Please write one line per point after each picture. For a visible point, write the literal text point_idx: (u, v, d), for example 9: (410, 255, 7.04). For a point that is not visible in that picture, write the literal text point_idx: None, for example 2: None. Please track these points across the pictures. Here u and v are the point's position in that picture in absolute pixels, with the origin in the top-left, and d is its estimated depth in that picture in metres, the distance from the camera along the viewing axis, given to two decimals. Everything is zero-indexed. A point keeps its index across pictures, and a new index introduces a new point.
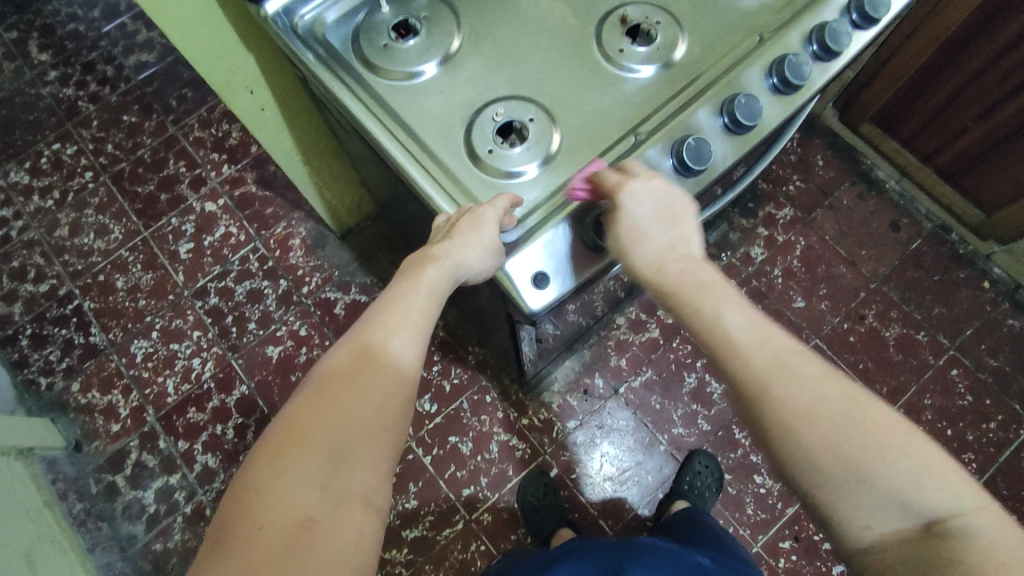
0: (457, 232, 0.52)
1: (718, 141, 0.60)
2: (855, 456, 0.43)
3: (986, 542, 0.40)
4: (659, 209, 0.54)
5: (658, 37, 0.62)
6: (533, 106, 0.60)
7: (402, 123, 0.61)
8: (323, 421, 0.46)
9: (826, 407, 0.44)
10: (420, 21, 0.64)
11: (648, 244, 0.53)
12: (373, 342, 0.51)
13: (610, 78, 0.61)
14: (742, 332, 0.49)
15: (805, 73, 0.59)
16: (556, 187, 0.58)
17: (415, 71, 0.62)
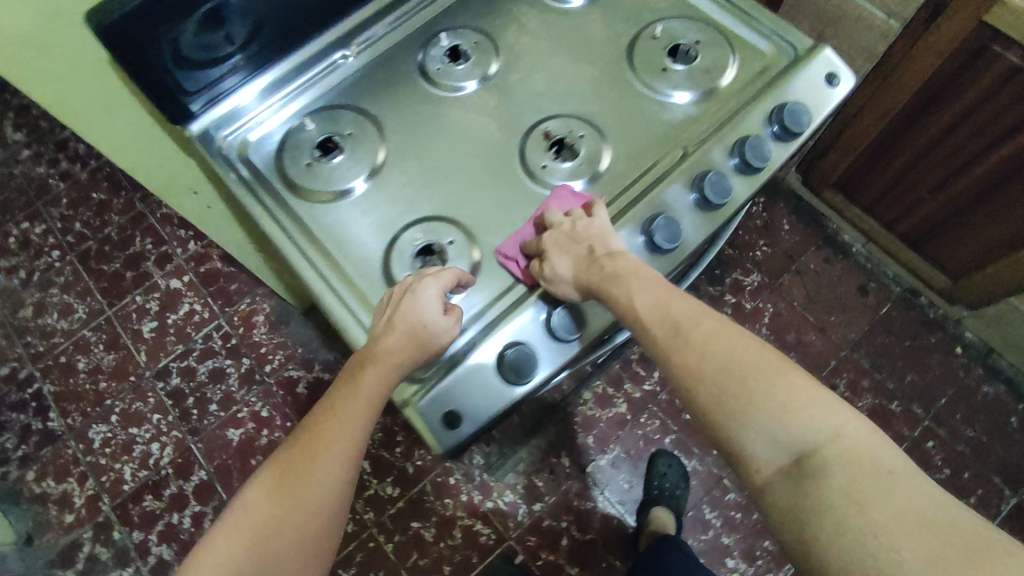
0: (397, 332, 0.52)
1: (643, 262, 0.59)
2: (742, 408, 0.45)
3: (849, 467, 0.42)
4: (576, 233, 0.56)
5: (582, 151, 0.62)
6: (454, 226, 0.59)
7: (322, 247, 0.60)
8: (260, 520, 0.48)
9: (712, 366, 0.47)
10: (345, 138, 0.64)
11: (567, 263, 0.55)
12: (309, 447, 0.50)
13: (533, 196, 0.61)
14: (644, 302, 0.51)
15: (727, 189, 0.59)
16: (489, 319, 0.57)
17: (337, 192, 0.62)
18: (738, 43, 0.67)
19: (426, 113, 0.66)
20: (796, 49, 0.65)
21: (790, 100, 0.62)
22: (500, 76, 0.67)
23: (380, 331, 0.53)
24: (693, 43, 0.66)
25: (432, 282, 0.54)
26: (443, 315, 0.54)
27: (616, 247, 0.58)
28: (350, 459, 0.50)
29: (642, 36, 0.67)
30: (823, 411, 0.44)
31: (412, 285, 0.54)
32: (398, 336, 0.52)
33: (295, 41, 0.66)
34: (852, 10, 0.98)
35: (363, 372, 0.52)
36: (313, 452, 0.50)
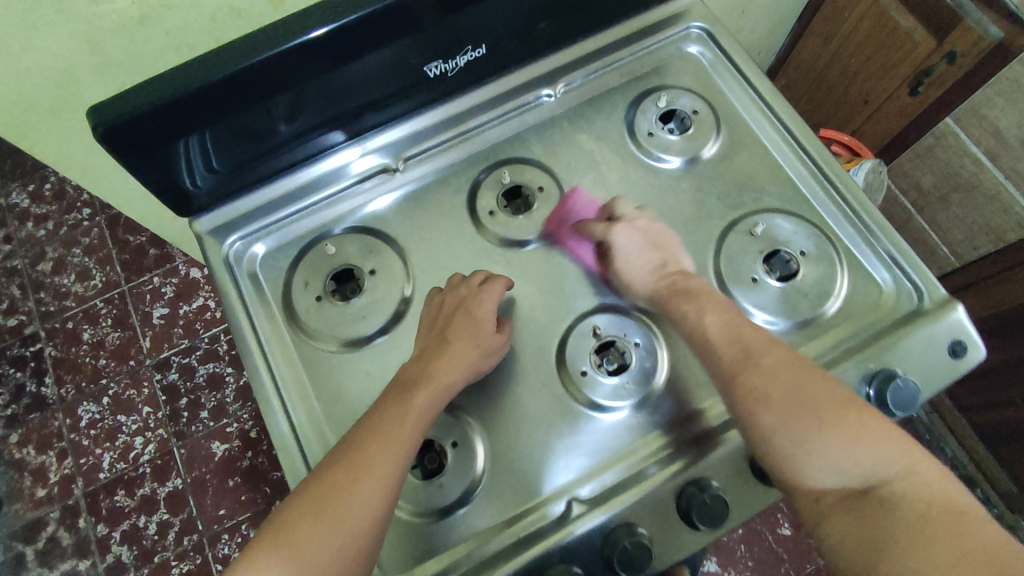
0: (456, 346, 0.50)
1: (666, 534, 0.48)
2: (813, 440, 0.41)
3: (916, 503, 0.39)
4: (650, 233, 0.54)
5: (634, 364, 0.52)
6: (461, 422, 0.51)
7: (309, 404, 0.52)
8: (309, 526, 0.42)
9: (784, 388, 0.43)
10: (366, 273, 0.55)
11: (644, 264, 0.53)
12: (349, 457, 0.45)
13: (561, 410, 0.51)
14: (713, 319, 0.48)
15: None
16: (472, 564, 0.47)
17: (345, 339, 0.54)
18: (850, 266, 0.55)
19: (466, 262, 0.57)
20: (917, 299, 0.53)
21: (899, 369, 0.50)
22: (560, 235, 0.57)
23: (433, 347, 0.51)
24: (798, 254, 0.54)
25: (496, 283, 0.53)
26: (497, 331, 0.52)
27: (639, 509, 0.48)
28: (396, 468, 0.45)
29: (737, 229, 0.55)
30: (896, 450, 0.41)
31: (470, 295, 0.52)
32: (459, 330, 0.51)
33: (331, 139, 0.56)
34: (989, 184, 0.85)
35: (415, 393, 0.48)
36: (350, 474, 0.44)
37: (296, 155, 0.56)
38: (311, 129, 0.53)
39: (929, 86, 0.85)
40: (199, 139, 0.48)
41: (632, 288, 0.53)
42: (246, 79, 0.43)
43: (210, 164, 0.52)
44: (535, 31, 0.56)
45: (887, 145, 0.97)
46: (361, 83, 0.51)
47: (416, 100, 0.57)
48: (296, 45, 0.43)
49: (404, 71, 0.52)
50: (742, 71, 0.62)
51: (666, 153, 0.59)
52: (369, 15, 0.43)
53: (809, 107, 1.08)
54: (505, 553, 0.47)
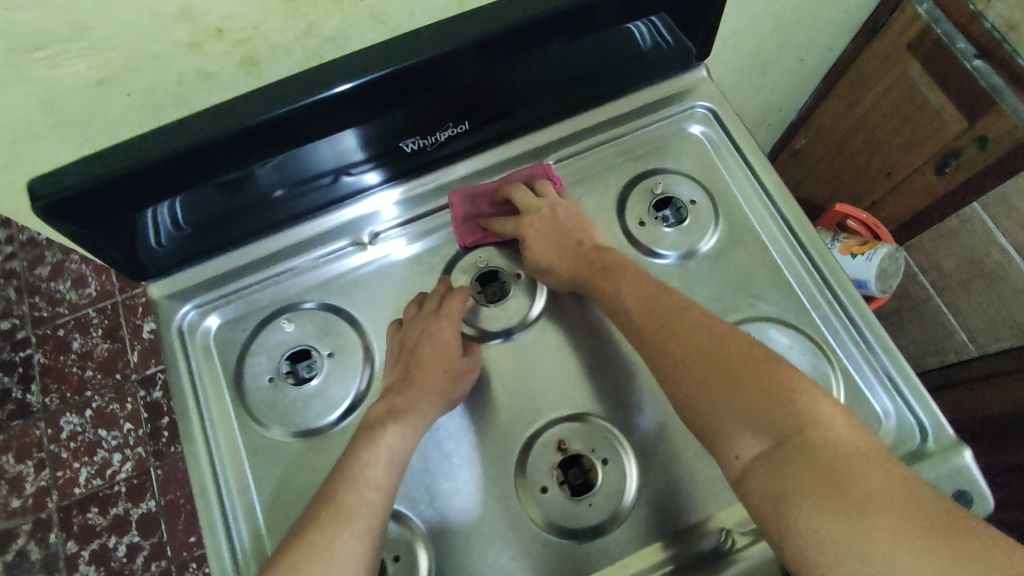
0: (420, 377, 0.48)
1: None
2: (725, 401, 0.40)
3: (827, 449, 0.36)
4: (558, 218, 0.53)
5: (598, 484, 0.47)
6: (405, 534, 0.47)
7: (247, 498, 0.49)
8: None
9: (701, 349, 0.43)
10: (322, 356, 0.52)
11: (554, 242, 0.52)
12: (304, 548, 0.41)
13: (517, 533, 0.47)
14: (632, 292, 0.48)
15: None
16: None
17: (294, 427, 0.50)
18: (851, 392, 0.50)
19: None
20: (922, 440, 0.48)
21: None
22: (535, 329, 0.53)
23: (401, 382, 0.49)
24: None
25: (455, 304, 0.51)
26: (463, 354, 0.50)
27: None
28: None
29: None
30: (814, 404, 0.38)
31: (433, 319, 0.50)
32: (422, 355, 0.49)
33: (304, 206, 0.53)
34: (1015, 277, 0.79)
35: (384, 431, 0.46)
36: (329, 529, 0.42)
37: (265, 221, 0.53)
38: (283, 195, 0.51)
39: (957, 169, 0.79)
40: (167, 207, 0.46)
41: (546, 272, 0.52)
42: (219, 150, 0.42)
43: (173, 226, 0.49)
44: (526, 106, 0.53)
45: (908, 221, 0.91)
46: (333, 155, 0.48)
47: (383, 175, 0.54)
48: (261, 119, 0.41)
49: (385, 142, 0.49)
50: (749, 158, 0.57)
51: (658, 246, 0.54)
52: (352, 89, 0.42)
53: (828, 170, 1.03)
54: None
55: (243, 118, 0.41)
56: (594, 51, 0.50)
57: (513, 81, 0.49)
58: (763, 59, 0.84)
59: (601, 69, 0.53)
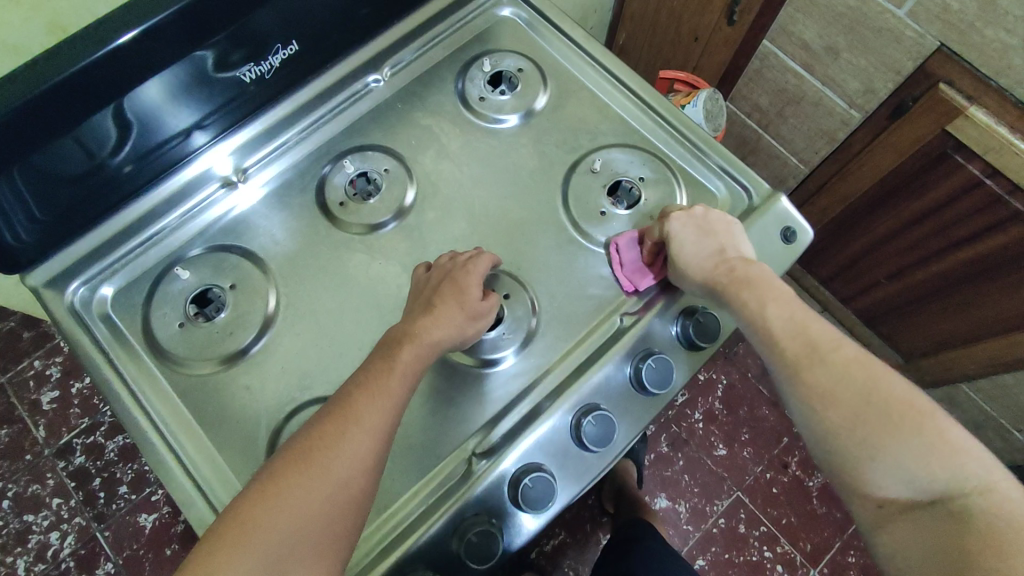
0: (440, 309, 0.50)
1: (570, 464, 0.50)
2: (868, 436, 0.44)
3: (1003, 522, 0.40)
4: (706, 222, 0.54)
5: (505, 316, 0.54)
6: None
7: (191, 431, 0.51)
8: (318, 449, 0.44)
9: (857, 387, 0.46)
10: (225, 290, 0.55)
11: (697, 252, 0.52)
12: (328, 426, 0.45)
13: (450, 376, 0.52)
14: (776, 319, 0.49)
15: (668, 378, 0.52)
16: (381, 545, 0.47)
17: (219, 357, 0.53)
18: (688, 183, 0.59)
19: (328, 257, 0.57)
20: (751, 199, 0.58)
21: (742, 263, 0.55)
22: (414, 213, 0.58)
23: (419, 310, 0.51)
24: (636, 180, 0.58)
25: (482, 259, 0.53)
26: (483, 299, 0.51)
27: (542, 448, 0.50)
28: (373, 450, 0.45)
29: (579, 170, 0.58)
30: (974, 469, 0.43)
31: (457, 270, 0.52)
32: (444, 303, 0.50)
33: (167, 161, 0.54)
34: (811, 94, 0.93)
35: (400, 348, 0.48)
36: (339, 423, 0.45)
37: (131, 185, 0.53)
38: (125, 174, 0.52)
39: (741, 14, 0.92)
40: (17, 186, 0.43)
41: (686, 275, 0.53)
42: (84, 84, 0.40)
43: (32, 218, 0.48)
44: (354, 18, 0.57)
45: (723, 75, 1.05)
46: (155, 116, 0.48)
47: (211, 131, 0.55)
48: (113, 48, 0.39)
49: (197, 86, 0.49)
50: (558, 21, 0.65)
51: (502, 113, 0.61)
52: (164, 20, 0.41)
53: (650, 54, 1.14)
54: (420, 524, 0.47)
55: (68, 64, 0.38)
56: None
57: None
58: None
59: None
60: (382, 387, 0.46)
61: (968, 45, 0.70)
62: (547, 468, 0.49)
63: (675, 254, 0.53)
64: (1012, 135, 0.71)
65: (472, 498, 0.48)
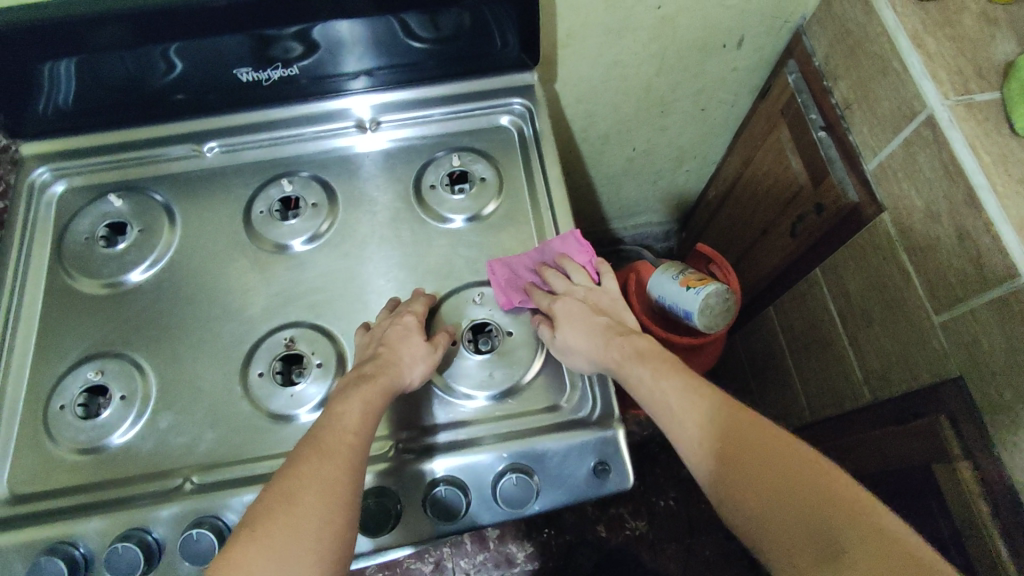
0: (391, 350, 0.52)
1: None
2: (808, 565, 0.39)
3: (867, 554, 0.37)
4: (586, 305, 0.57)
5: (301, 383, 0.55)
6: (135, 379, 0.55)
7: (27, 322, 0.58)
8: (297, 487, 0.43)
9: (770, 488, 0.42)
10: (134, 229, 0.62)
11: (583, 332, 0.54)
12: (302, 465, 0.44)
13: (228, 402, 0.55)
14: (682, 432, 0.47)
15: (377, 528, 0.49)
16: (69, 502, 0.51)
17: (92, 277, 0.60)
18: (550, 358, 0.56)
19: (224, 247, 0.62)
20: (590, 416, 0.53)
21: (523, 464, 0.51)
22: (312, 251, 0.62)
23: (368, 357, 0.52)
24: (504, 332, 0.57)
25: (416, 301, 0.56)
26: (429, 344, 0.54)
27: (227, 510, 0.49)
28: (348, 486, 0.44)
29: (461, 294, 0.58)
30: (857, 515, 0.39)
31: (412, 323, 0.54)
32: (390, 348, 0.52)
33: (196, 108, 0.65)
34: (837, 346, 0.82)
35: (364, 389, 0.49)
36: (313, 457, 0.45)
37: (165, 109, 0.64)
38: (176, 100, 0.63)
39: (803, 230, 0.84)
40: (65, 69, 0.55)
41: (574, 356, 0.54)
42: (141, 19, 0.51)
43: (58, 100, 0.59)
44: (399, 63, 0.64)
45: (774, 279, 0.96)
46: (337, 48, 0.60)
47: (369, 82, 0.66)
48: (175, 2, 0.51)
49: (246, 61, 0.59)
50: (544, 152, 0.65)
51: (449, 212, 0.63)
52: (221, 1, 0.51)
53: (725, 222, 1.08)
54: (151, 502, 0.50)
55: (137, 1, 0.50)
56: (463, 30, 0.60)
57: (389, 28, 0.58)
58: (657, 98, 0.90)
59: (446, 50, 0.63)
60: (335, 419, 0.47)
61: (982, 390, 0.59)
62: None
63: (564, 338, 0.54)
64: (994, 533, 0.58)
65: (199, 508, 0.49)
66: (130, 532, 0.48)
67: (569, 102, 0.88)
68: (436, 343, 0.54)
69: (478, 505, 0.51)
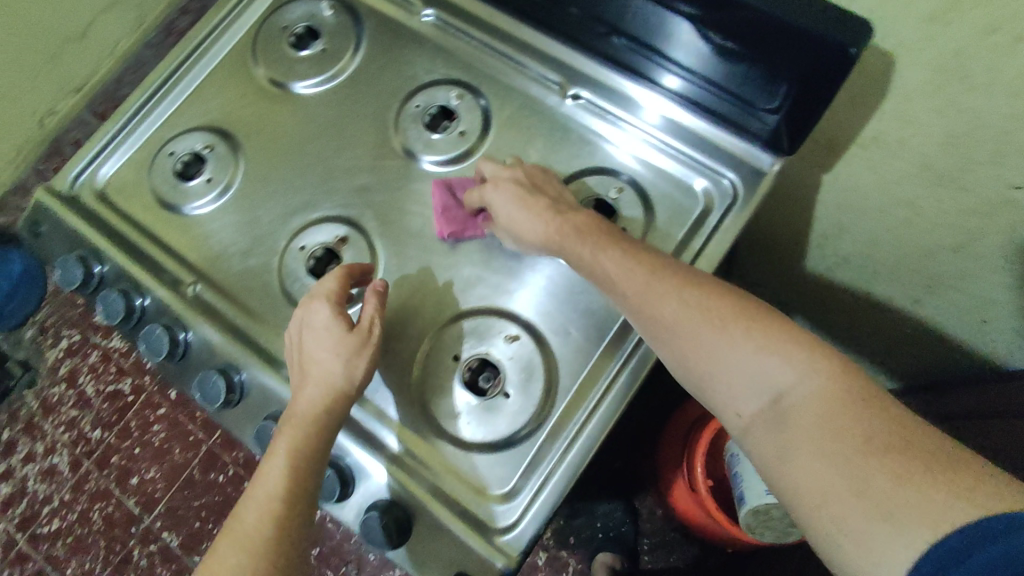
0: (308, 363, 0.48)
1: (189, 368, 0.54)
2: (814, 487, 0.35)
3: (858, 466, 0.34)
4: (524, 184, 0.52)
5: None
6: (227, 174, 0.59)
7: (205, 68, 0.63)
8: (217, 558, 0.42)
9: (857, 405, 0.36)
10: (322, 43, 0.62)
11: (529, 221, 0.50)
12: (222, 539, 0.44)
13: (267, 250, 0.57)
14: (743, 390, 0.40)
15: None
16: (126, 228, 0.58)
17: (266, 63, 0.62)
18: (517, 451, 0.49)
19: (366, 114, 0.60)
20: (498, 532, 0.47)
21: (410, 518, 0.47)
22: (423, 173, 0.57)
23: (296, 375, 0.49)
24: (500, 391, 0.50)
25: (323, 283, 0.50)
26: (349, 334, 0.48)
27: (190, 330, 0.54)
28: (268, 532, 0.43)
29: (497, 324, 0.52)
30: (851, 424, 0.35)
31: (319, 326, 0.49)
32: (306, 361, 0.49)
33: None
34: None
35: (274, 443, 0.46)
36: (231, 525, 0.44)
37: None
38: None
39: None
40: None
41: (526, 238, 0.51)
42: None
43: None
44: (683, 66, 0.51)
45: None
46: (645, 21, 0.48)
47: (684, 87, 0.53)
48: None
49: None
50: (703, 253, 0.52)
51: None
52: None
53: None
54: (161, 279, 0.56)
55: None
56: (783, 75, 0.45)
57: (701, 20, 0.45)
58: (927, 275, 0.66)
59: (691, 70, 0.50)
60: (254, 479, 0.45)
61: None
62: (196, 377, 0.53)
63: (508, 223, 0.51)
64: None
65: (177, 311, 0.54)
66: (128, 288, 0.55)
67: (820, 203, 0.67)
68: (359, 334, 0.49)
69: (353, 506, 0.49)
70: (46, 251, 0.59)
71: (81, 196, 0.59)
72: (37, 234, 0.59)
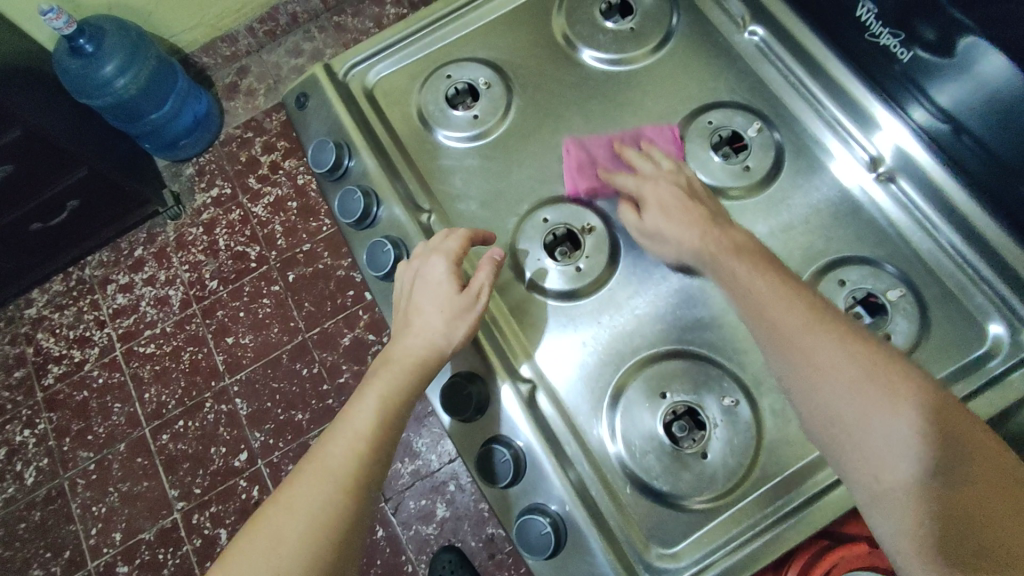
0: (412, 316, 0.50)
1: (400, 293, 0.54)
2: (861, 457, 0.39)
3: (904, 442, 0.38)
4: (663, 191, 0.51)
5: (559, 262, 0.53)
6: (493, 117, 0.57)
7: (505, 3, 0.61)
8: (292, 484, 0.46)
9: (890, 367, 0.40)
10: (632, 22, 0.59)
11: (672, 221, 0.50)
12: (300, 466, 0.48)
13: (509, 207, 0.55)
14: (815, 384, 0.42)
15: (451, 410, 0.49)
16: (382, 132, 0.58)
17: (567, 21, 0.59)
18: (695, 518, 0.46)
19: (650, 109, 0.56)
20: None
21: (565, 535, 0.46)
22: None
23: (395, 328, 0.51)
24: (698, 451, 0.47)
25: (446, 241, 0.51)
26: (462, 291, 0.49)
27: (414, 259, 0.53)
28: (336, 473, 0.46)
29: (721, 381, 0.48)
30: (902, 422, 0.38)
31: (431, 282, 0.50)
32: (410, 314, 0.50)
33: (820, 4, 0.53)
34: None
35: (357, 399, 0.49)
36: (306, 460, 0.48)
37: None
38: None
39: None
40: None
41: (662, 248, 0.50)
42: None
43: None
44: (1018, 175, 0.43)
45: None
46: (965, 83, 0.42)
47: (925, 119, 0.49)
48: None
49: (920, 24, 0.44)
50: (974, 399, 0.46)
51: None
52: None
53: None
54: (403, 197, 0.55)
55: None
56: None
57: None
58: None
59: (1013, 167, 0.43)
60: (341, 421, 0.48)
61: None
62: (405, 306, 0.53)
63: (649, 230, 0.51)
64: None
65: (408, 234, 0.54)
66: (372, 192, 0.55)
67: None
68: (475, 292, 0.49)
69: (511, 494, 0.48)
70: (304, 125, 0.60)
71: (353, 87, 0.59)
72: (303, 106, 0.60)
